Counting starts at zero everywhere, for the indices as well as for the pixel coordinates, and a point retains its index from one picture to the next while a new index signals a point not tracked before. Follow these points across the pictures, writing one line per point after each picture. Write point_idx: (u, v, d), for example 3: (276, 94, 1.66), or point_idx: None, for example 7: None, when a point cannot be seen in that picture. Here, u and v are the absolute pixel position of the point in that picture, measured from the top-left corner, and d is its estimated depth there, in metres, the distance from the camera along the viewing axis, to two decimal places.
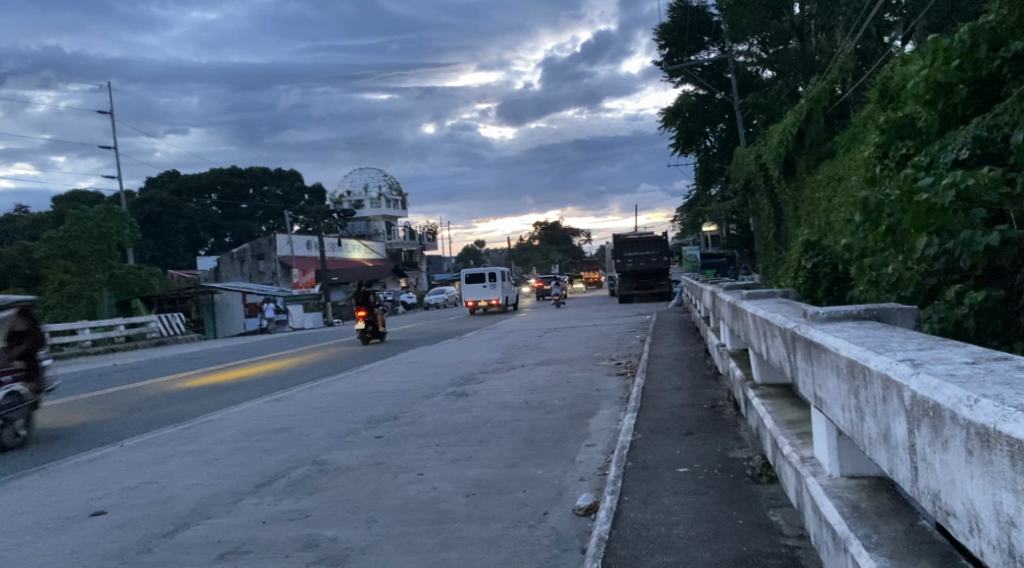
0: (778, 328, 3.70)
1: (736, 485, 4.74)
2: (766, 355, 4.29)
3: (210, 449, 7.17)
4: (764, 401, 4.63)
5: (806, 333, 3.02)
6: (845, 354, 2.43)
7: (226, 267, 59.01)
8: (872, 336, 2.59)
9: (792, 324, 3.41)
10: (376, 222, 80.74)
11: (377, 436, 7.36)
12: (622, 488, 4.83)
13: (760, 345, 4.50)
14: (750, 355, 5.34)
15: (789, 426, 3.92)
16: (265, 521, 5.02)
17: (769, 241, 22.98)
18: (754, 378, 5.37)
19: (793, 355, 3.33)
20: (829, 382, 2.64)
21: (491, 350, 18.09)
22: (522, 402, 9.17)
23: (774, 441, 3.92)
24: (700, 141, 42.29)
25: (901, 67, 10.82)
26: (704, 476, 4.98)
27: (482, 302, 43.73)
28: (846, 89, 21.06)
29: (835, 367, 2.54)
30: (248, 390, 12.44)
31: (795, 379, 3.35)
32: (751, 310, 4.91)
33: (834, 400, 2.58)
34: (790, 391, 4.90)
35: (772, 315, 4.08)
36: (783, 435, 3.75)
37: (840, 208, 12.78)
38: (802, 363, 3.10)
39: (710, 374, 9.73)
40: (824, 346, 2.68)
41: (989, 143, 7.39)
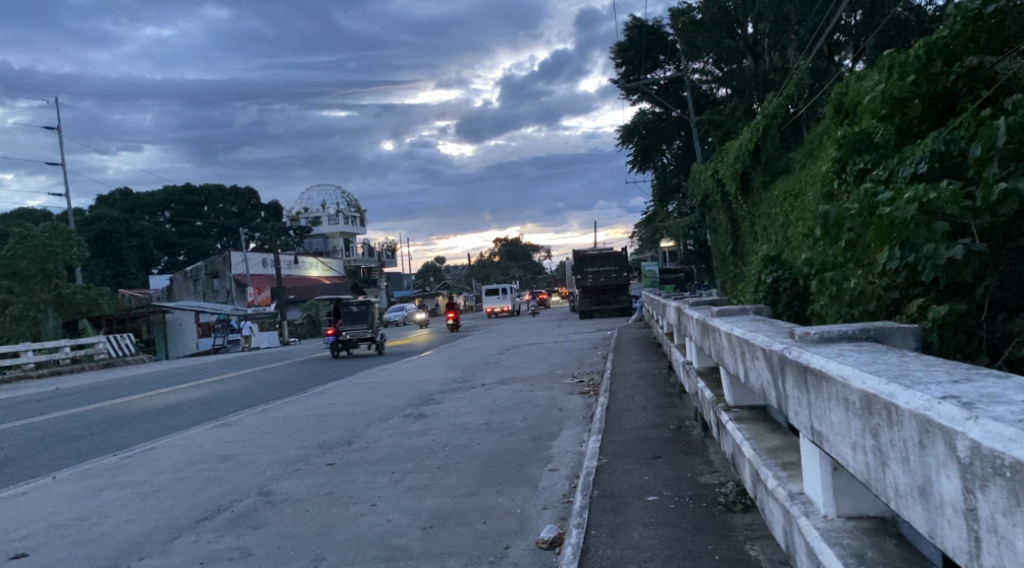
0: (763, 350, 3.49)
1: (709, 514, 4.54)
2: (743, 377, 4.10)
3: (149, 480, 6.74)
4: (741, 426, 4.42)
5: (800, 357, 2.79)
6: (855, 386, 2.19)
7: (179, 286, 57.64)
8: (881, 360, 2.36)
9: (781, 345, 3.19)
10: (335, 239, 80.06)
11: (330, 462, 7.01)
12: (591, 522, 4.56)
13: (736, 366, 4.31)
14: (722, 375, 5.17)
15: (772, 456, 3.70)
16: (202, 562, 4.64)
17: (727, 255, 23.15)
18: (727, 400, 5.20)
19: (781, 379, 3.12)
20: (832, 416, 2.41)
21: (451, 368, 17.72)
22: (482, 424, 8.88)
23: (757, 472, 3.70)
24: (657, 158, 42.73)
25: (855, 83, 10.93)
26: (677, 506, 4.75)
27: (497, 309, 57.79)
28: (801, 106, 21.38)
29: (842, 400, 2.30)
30: (196, 414, 11.95)
31: (784, 407, 3.13)
32: (725, 329, 4.71)
33: (838, 436, 2.35)
34: (765, 415, 4.72)
35: (753, 334, 3.88)
36: (766, 467, 3.54)
37: (797, 222, 12.87)
38: (794, 389, 2.90)
39: (673, 392, 9.60)
40: (825, 374, 2.45)
41: (948, 157, 7.39)
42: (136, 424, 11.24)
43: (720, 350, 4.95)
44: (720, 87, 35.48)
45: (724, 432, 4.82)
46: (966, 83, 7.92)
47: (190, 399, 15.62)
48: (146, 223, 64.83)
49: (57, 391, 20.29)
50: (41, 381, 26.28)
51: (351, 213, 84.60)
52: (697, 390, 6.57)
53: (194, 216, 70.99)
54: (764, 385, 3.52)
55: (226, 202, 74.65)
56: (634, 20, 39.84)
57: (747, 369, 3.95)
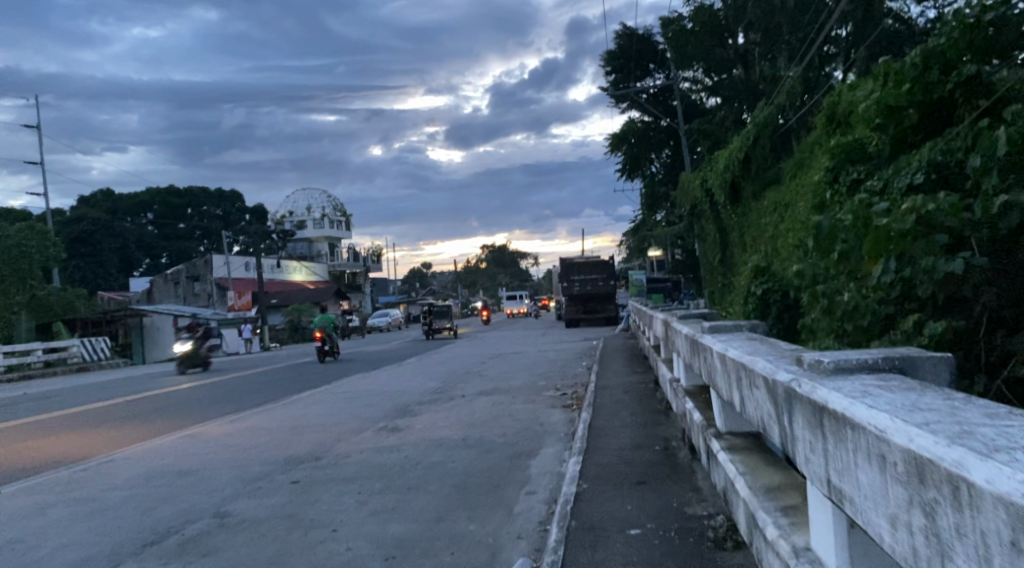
0: (765, 379, 3.15)
1: (695, 552, 4.22)
2: (739, 407, 3.77)
3: (99, 497, 6.33)
4: (735, 459, 4.14)
5: (813, 394, 2.45)
6: (899, 443, 1.76)
7: (160, 288, 56.72)
8: (920, 406, 1.98)
9: (789, 376, 2.87)
10: (319, 243, 79.48)
11: (294, 481, 6.63)
12: (567, 561, 4.21)
13: (731, 393, 3.98)
14: (715, 399, 4.89)
15: (770, 497, 3.40)
16: None
17: (715, 266, 22.94)
18: (717, 426, 4.93)
19: (788, 414, 2.79)
20: (861, 475, 2.01)
21: (431, 377, 17.32)
22: (459, 439, 8.52)
23: (753, 517, 3.38)
24: (645, 167, 42.61)
25: (849, 92, 10.70)
26: (661, 541, 4.43)
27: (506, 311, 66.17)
28: (790, 116, 21.19)
29: (878, 457, 1.89)
30: (164, 423, 11.52)
31: (789, 447, 2.83)
32: (718, 350, 4.40)
33: (868, 501, 1.96)
34: (759, 444, 4.45)
35: (751, 359, 3.54)
36: (764, 512, 3.23)
37: (788, 233, 12.62)
38: (804, 428, 2.58)
39: (658, 409, 9.31)
40: (852, 419, 2.07)
41: (945, 168, 7.17)
42: (98, 433, 10.79)
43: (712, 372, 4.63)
44: (710, 96, 35.31)
45: (716, 463, 4.51)
46: (962, 92, 7.72)
47: (161, 406, 15.15)
48: (129, 224, 63.99)
49: (25, 395, 19.71)
50: (12, 385, 25.62)
51: (336, 217, 84.07)
52: (685, 411, 6.26)
53: (178, 218, 70.31)
54: (766, 418, 3.20)
55: (211, 205, 74.08)
56: (624, 29, 39.75)
57: (745, 398, 3.62)
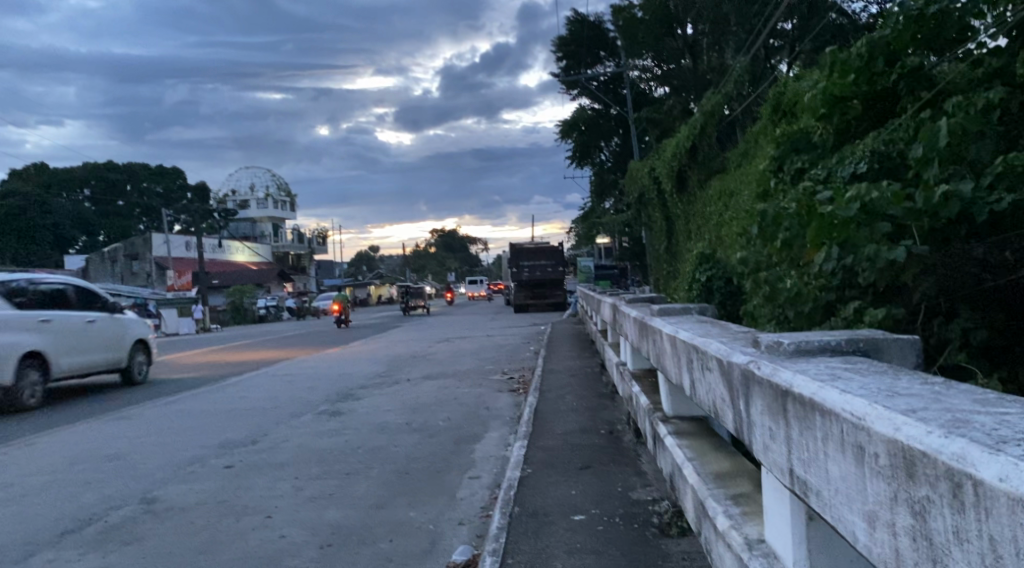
0: (719, 361, 3.09)
1: (640, 539, 4.16)
2: (690, 391, 3.70)
3: (18, 482, 5.98)
4: (683, 444, 4.08)
5: (774, 377, 2.38)
6: (882, 432, 1.64)
7: (95, 267, 54.71)
8: (897, 391, 1.90)
9: (745, 358, 2.80)
10: (263, 224, 77.91)
11: (228, 465, 6.38)
12: (509, 549, 4.11)
13: (681, 377, 3.91)
14: (662, 382, 4.86)
15: (719, 486, 3.35)
16: None
17: (662, 254, 23.16)
18: (664, 410, 4.90)
19: (745, 399, 2.71)
20: (832, 466, 1.90)
21: (377, 361, 17.07)
22: (402, 424, 8.36)
23: (701, 505, 3.32)
24: (595, 155, 42.76)
25: (796, 82, 10.78)
26: (605, 529, 4.36)
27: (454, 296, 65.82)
28: (737, 107, 21.40)
29: (852, 446, 1.78)
30: (92, 405, 11.02)
31: (744, 433, 2.77)
32: (668, 331, 4.34)
33: (841, 495, 1.85)
34: (707, 429, 4.42)
35: (705, 341, 3.46)
36: (714, 501, 3.18)
37: (732, 222, 12.76)
38: (763, 414, 2.50)
39: (604, 392, 9.31)
40: (821, 406, 1.97)
41: (887, 158, 7.28)
42: (20, 416, 10.25)
43: (660, 353, 4.57)
44: (659, 85, 35.43)
45: (663, 449, 4.46)
46: (906, 83, 7.83)
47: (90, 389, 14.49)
48: (62, 199, 61.48)
49: None
50: None
51: (281, 197, 82.37)
52: (631, 395, 6.23)
53: (115, 194, 68.10)
54: (718, 403, 3.13)
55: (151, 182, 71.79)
56: (575, 15, 39.50)
57: (696, 382, 3.55)
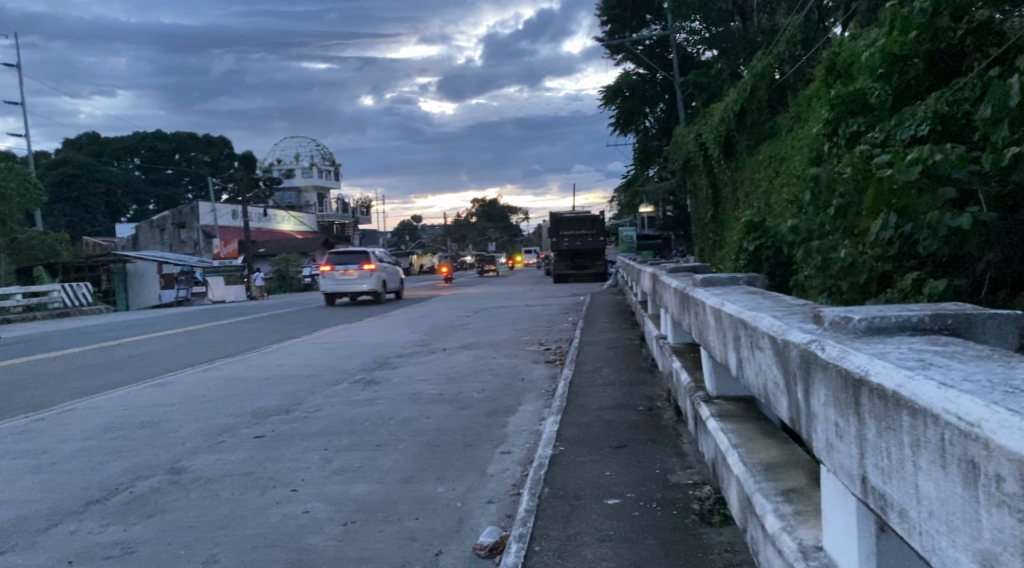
0: (772, 339, 2.82)
1: (680, 527, 3.94)
2: (738, 372, 3.43)
3: (51, 449, 6.01)
4: (728, 429, 3.83)
5: (844, 363, 2.11)
6: (1005, 444, 1.35)
7: (145, 234, 56.00)
8: (1012, 386, 1.60)
9: (802, 338, 2.54)
10: (308, 193, 78.94)
11: (258, 435, 6.34)
12: (537, 536, 3.92)
13: (728, 356, 3.63)
14: (707, 360, 4.60)
15: (768, 479, 3.10)
16: (70, 561, 3.95)
17: (707, 222, 22.60)
18: (708, 390, 4.65)
19: (807, 387, 2.43)
20: (926, 482, 1.64)
21: (415, 329, 17.01)
22: (435, 394, 8.23)
23: (748, 500, 3.09)
24: (640, 121, 41.90)
25: (852, 40, 10.19)
26: (642, 514, 4.16)
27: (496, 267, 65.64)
28: (789, 69, 20.65)
29: (962, 462, 1.49)
30: (133, 371, 11.13)
31: (801, 424, 2.52)
32: (713, 305, 4.06)
33: (938, 522, 1.60)
34: (755, 412, 4.16)
35: (756, 317, 3.17)
36: (762, 497, 2.94)
37: (782, 189, 12.28)
38: (830, 404, 2.21)
39: (644, 366, 9.06)
40: (913, 405, 1.68)
41: (950, 119, 6.80)
42: (64, 381, 10.40)
43: (704, 328, 4.30)
44: (707, 49, 34.50)
45: (705, 432, 4.22)
46: (974, 39, 7.30)
47: (132, 354, 14.68)
48: (114, 168, 62.86)
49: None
50: None
51: (325, 166, 83.00)
52: (671, 370, 5.98)
53: (164, 163, 69.58)
54: (771, 387, 2.87)
55: (199, 152, 73.00)
56: None
57: (744, 363, 3.30)
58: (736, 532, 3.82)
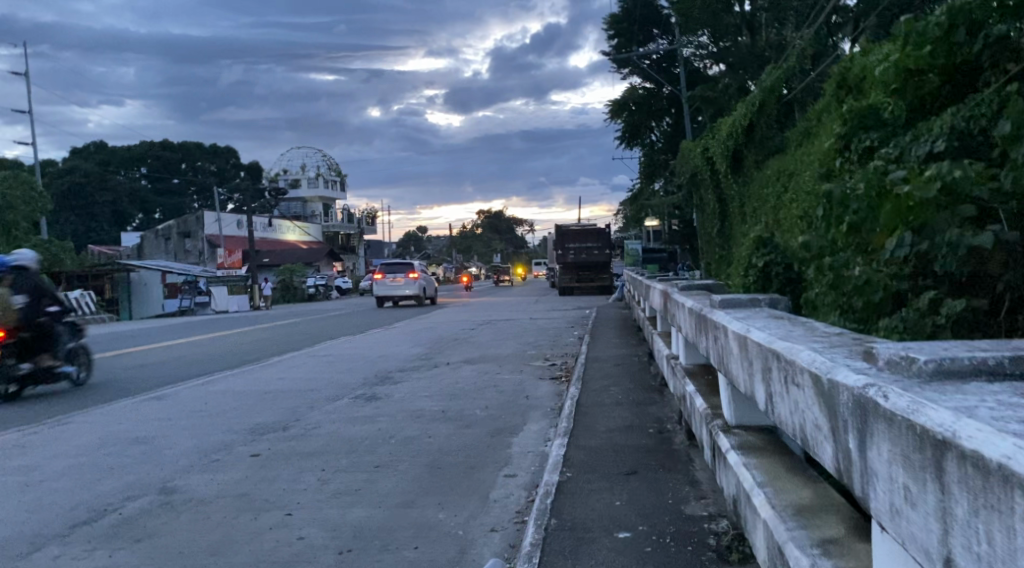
0: (817, 379, 2.57)
1: (695, 565, 3.75)
2: (772, 410, 3.21)
3: (42, 466, 5.88)
4: (753, 468, 3.61)
5: (915, 416, 1.75)
6: None
7: (150, 243, 56.07)
8: None
9: (857, 382, 2.22)
10: (314, 203, 79.24)
11: (255, 453, 6.18)
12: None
13: (757, 391, 3.43)
14: (728, 387, 4.43)
15: (801, 527, 2.88)
16: None
17: (713, 237, 22.47)
18: (728, 420, 4.48)
19: (868, 439, 2.08)
20: None
21: (418, 343, 16.85)
22: (438, 411, 8.08)
23: (780, 549, 2.86)
24: (645, 135, 41.82)
25: (864, 55, 10.05)
26: (654, 551, 3.97)
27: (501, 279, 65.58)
28: (797, 84, 20.53)
29: None
30: (131, 383, 11.00)
31: (856, 479, 2.21)
32: (737, 333, 3.85)
33: None
34: (781, 448, 3.96)
35: (794, 352, 2.93)
36: (796, 548, 2.69)
37: (792, 204, 12.12)
38: (899, 464, 1.85)
39: (652, 385, 8.88)
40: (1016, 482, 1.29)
41: (966, 135, 6.63)
42: (62, 393, 10.28)
43: (726, 357, 4.10)
44: (714, 63, 34.49)
45: (726, 466, 4.02)
46: (990, 55, 7.10)
47: (131, 365, 14.53)
48: (121, 177, 63.07)
49: None
50: None
51: (331, 177, 83.27)
52: (683, 395, 5.81)
53: (171, 173, 69.85)
54: (815, 432, 2.61)
55: (205, 162, 73.23)
56: None
57: (777, 400, 3.13)
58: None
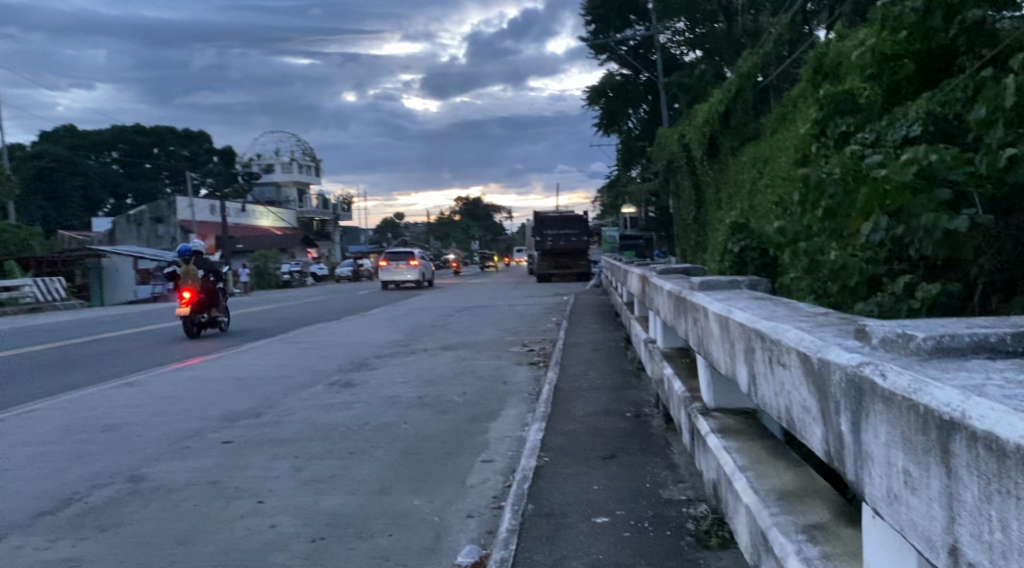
0: (806, 360, 2.53)
1: (674, 551, 3.73)
2: (756, 393, 3.16)
3: (5, 454, 5.72)
4: (735, 452, 3.58)
5: (919, 397, 1.71)
6: None
7: (122, 229, 55.13)
8: None
9: (851, 362, 2.19)
10: (289, 188, 78.43)
11: (227, 440, 6.07)
12: (520, 558, 3.70)
13: (741, 373, 3.39)
14: (708, 371, 4.40)
15: (785, 512, 2.85)
16: None
17: (690, 224, 22.54)
18: (708, 403, 4.44)
19: (864, 422, 2.04)
20: None
21: (395, 329, 16.70)
22: (414, 398, 8.00)
23: (763, 536, 2.83)
24: (622, 122, 41.80)
25: (840, 40, 10.06)
26: (632, 536, 3.94)
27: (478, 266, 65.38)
28: (773, 70, 20.57)
29: None
30: (102, 370, 10.77)
31: (850, 463, 2.17)
32: (719, 314, 3.81)
33: None
34: (761, 431, 3.94)
35: (781, 332, 2.88)
36: (781, 534, 2.66)
37: (767, 190, 12.18)
38: (900, 448, 1.81)
39: (629, 369, 8.88)
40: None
41: (942, 120, 6.64)
42: (29, 380, 10.04)
43: (707, 339, 4.06)
44: (691, 50, 34.47)
45: (706, 450, 4.00)
46: (966, 39, 7.06)
47: (101, 351, 14.26)
48: (91, 162, 61.82)
49: None
50: None
51: (306, 162, 82.39)
52: (661, 378, 5.79)
53: (143, 157, 68.64)
54: (804, 415, 2.57)
55: (178, 146, 72.05)
56: None
57: (761, 380, 3.09)
58: (735, 557, 3.59)
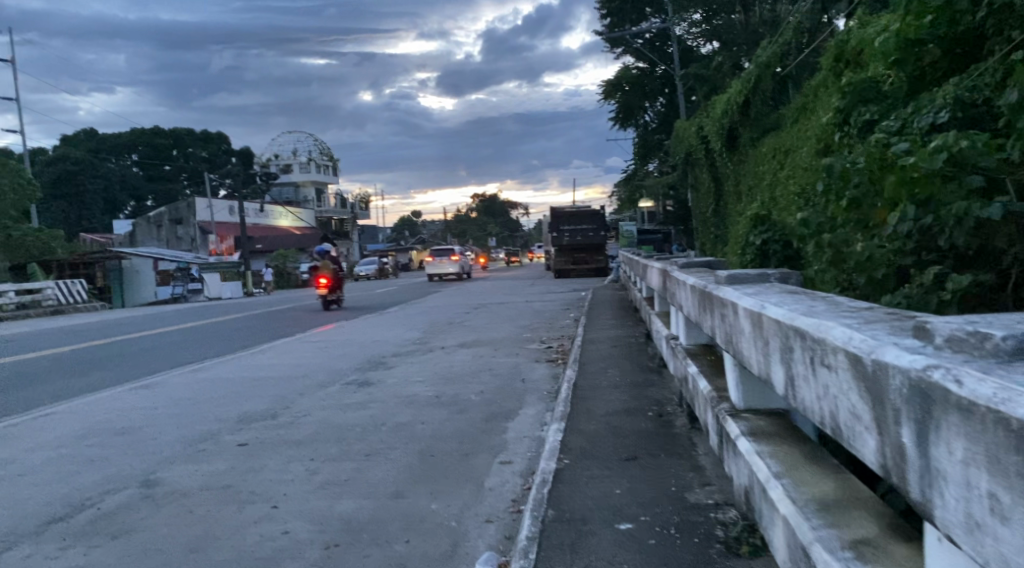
0: (856, 361, 2.38)
1: (702, 559, 3.59)
2: (796, 393, 3.01)
3: (18, 459, 5.69)
4: (769, 457, 3.42)
5: (1005, 409, 1.56)
6: None
7: (142, 230, 55.59)
8: None
9: (914, 365, 2.03)
10: (306, 188, 78.77)
11: (241, 442, 6.00)
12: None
13: (777, 373, 3.23)
14: (737, 369, 4.24)
15: (828, 524, 2.70)
16: None
17: (709, 217, 22.25)
18: (738, 404, 4.29)
19: (935, 433, 1.89)
20: None
21: (412, 327, 16.63)
22: (431, 397, 7.89)
23: (803, 550, 2.70)
24: (639, 116, 41.46)
25: (860, 28, 9.82)
26: (658, 543, 3.81)
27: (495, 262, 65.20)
28: (792, 60, 20.22)
29: None
30: (119, 371, 10.77)
31: (916, 478, 2.02)
32: (750, 310, 3.66)
33: None
34: (795, 434, 3.78)
35: (823, 328, 2.72)
36: (825, 551, 2.51)
37: (788, 181, 11.93)
38: (985, 468, 1.66)
39: (649, 366, 8.73)
40: None
41: (969, 106, 6.41)
42: (48, 382, 10.05)
43: (736, 336, 3.91)
44: (707, 41, 34.07)
45: (736, 453, 3.85)
46: (994, 21, 6.79)
47: (120, 353, 14.31)
48: (112, 165, 62.46)
49: None
50: None
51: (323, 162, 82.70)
52: (685, 375, 5.64)
53: (162, 159, 69.24)
54: (855, 421, 2.42)
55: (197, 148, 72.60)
56: None
57: (800, 382, 2.95)
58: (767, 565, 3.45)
